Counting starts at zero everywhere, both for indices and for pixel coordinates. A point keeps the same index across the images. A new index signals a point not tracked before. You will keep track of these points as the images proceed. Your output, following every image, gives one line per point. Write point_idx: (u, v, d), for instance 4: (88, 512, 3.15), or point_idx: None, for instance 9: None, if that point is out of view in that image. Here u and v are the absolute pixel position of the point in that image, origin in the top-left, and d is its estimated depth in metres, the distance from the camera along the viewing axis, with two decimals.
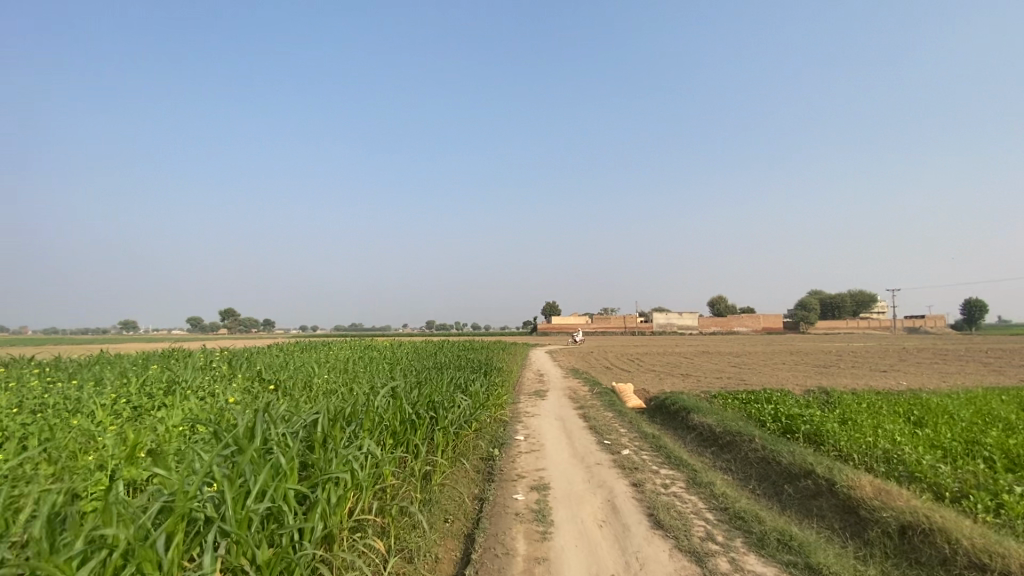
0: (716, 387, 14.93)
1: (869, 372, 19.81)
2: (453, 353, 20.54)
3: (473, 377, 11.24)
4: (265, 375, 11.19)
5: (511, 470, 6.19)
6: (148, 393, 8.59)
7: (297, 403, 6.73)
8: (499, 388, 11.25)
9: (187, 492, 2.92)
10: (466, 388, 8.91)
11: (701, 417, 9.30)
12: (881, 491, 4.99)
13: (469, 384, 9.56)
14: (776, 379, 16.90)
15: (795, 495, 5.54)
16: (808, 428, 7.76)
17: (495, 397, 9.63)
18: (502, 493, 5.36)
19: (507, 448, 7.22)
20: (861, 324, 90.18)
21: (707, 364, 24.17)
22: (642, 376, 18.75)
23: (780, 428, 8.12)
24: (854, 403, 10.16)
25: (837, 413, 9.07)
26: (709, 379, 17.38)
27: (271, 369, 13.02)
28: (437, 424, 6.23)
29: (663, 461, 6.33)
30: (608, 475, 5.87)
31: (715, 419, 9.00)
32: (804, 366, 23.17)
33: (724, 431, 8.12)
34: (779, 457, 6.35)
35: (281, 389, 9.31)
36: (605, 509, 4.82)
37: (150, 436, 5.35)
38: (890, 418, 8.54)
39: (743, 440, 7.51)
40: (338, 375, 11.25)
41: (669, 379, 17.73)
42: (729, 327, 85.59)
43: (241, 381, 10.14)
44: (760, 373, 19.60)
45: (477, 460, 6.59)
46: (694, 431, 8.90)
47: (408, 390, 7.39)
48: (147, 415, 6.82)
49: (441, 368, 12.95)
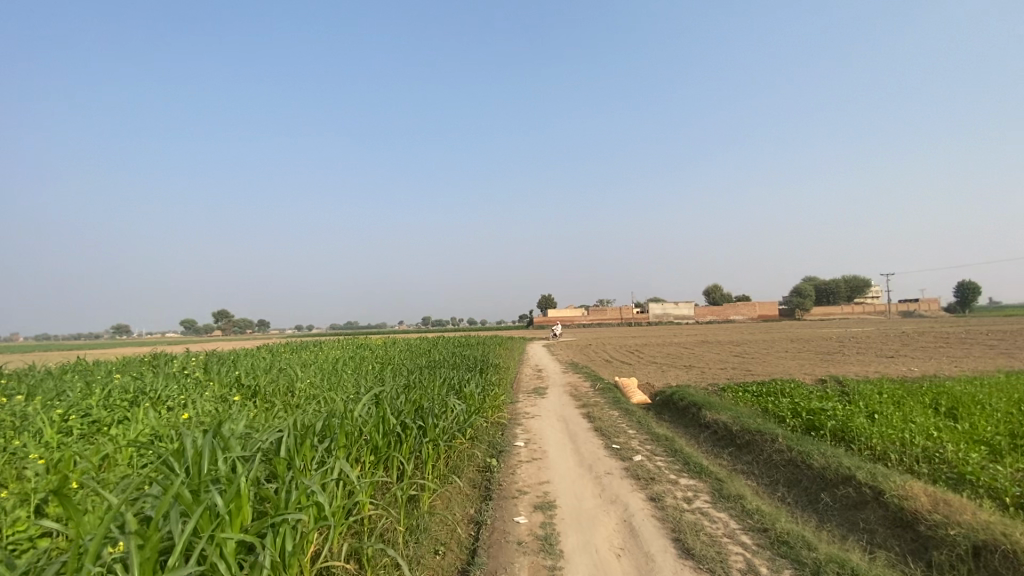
0: (723, 379, 14.30)
1: (877, 358, 19.27)
2: (448, 350, 19.84)
3: (468, 376, 10.51)
4: (245, 380, 10.45)
5: (510, 485, 5.50)
6: (109, 405, 7.79)
7: (270, 414, 6.01)
8: (496, 388, 10.52)
9: (84, 558, 2.24)
10: (460, 390, 8.18)
11: (714, 413, 8.63)
12: (940, 501, 4.31)
13: (463, 385, 8.83)
14: (784, 369, 16.29)
15: (833, 505, 4.89)
16: (835, 424, 7.09)
17: (492, 399, 8.92)
18: (501, 516, 4.64)
19: (506, 457, 6.51)
20: (857, 310, 90.22)
21: (709, 355, 23.51)
22: (644, 369, 18.09)
23: (804, 425, 7.42)
24: (877, 394, 9.46)
25: (861, 404, 8.42)
26: (714, 370, 16.70)
27: (254, 373, 12.25)
28: (426, 435, 5.52)
29: (681, 469, 5.65)
30: (621, 488, 5.19)
31: (729, 416, 8.34)
32: (809, 354, 22.63)
33: (742, 430, 7.46)
34: (811, 461, 5.69)
35: (259, 397, 8.54)
36: (623, 533, 4.13)
37: (91, 460, 4.61)
38: (919, 410, 7.88)
39: (765, 440, 6.85)
40: (324, 379, 10.49)
41: (673, 371, 17.10)
42: (726, 316, 85.15)
43: (217, 389, 9.37)
44: (766, 363, 18.92)
45: (473, 472, 5.90)
46: (708, 429, 8.23)
47: (395, 395, 6.66)
48: (101, 433, 6.07)
49: (434, 368, 12.21)
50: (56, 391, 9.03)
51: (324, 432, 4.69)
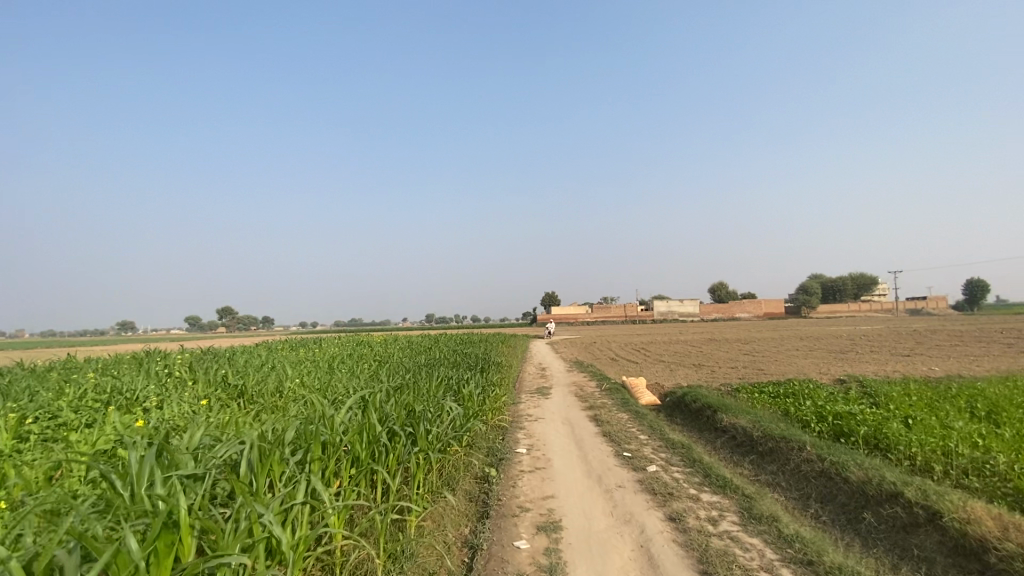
0: (735, 379, 13.65)
1: (893, 358, 18.59)
2: (449, 348, 19.21)
3: (467, 376, 9.92)
4: (232, 379, 9.92)
5: (511, 500, 4.90)
6: (78, 407, 7.21)
7: (244, 420, 5.46)
8: (497, 388, 9.92)
9: None
10: (458, 391, 7.58)
11: (732, 417, 8.02)
12: (1010, 526, 3.70)
13: (461, 386, 8.22)
14: (798, 368, 15.64)
15: (880, 528, 4.27)
16: (867, 430, 6.46)
17: (491, 401, 8.30)
18: (500, 539, 4.04)
19: (507, 465, 5.93)
20: (864, 308, 89.24)
21: (716, 353, 22.85)
22: (651, 367, 17.44)
23: (832, 431, 6.79)
24: (904, 396, 8.81)
25: (890, 408, 7.77)
26: (724, 370, 16.03)
27: (245, 372, 11.73)
28: (417, 442, 4.96)
29: (702, 483, 5.05)
30: (635, 504, 4.60)
31: (749, 420, 7.72)
32: (822, 352, 21.94)
33: (764, 437, 6.85)
34: (849, 475, 5.08)
35: (241, 400, 7.94)
36: (641, 562, 3.55)
37: (35, 473, 4.08)
38: (955, 415, 7.24)
39: (791, 448, 6.24)
40: (314, 378, 9.89)
41: (681, 370, 16.43)
42: (731, 314, 84.23)
43: (199, 390, 8.76)
44: (777, 362, 18.22)
45: (469, 484, 5.33)
46: (726, 435, 7.62)
47: (385, 398, 6.07)
48: (62, 439, 5.52)
49: (432, 367, 11.64)
50: (28, 391, 8.50)
51: (297, 442, 4.15)
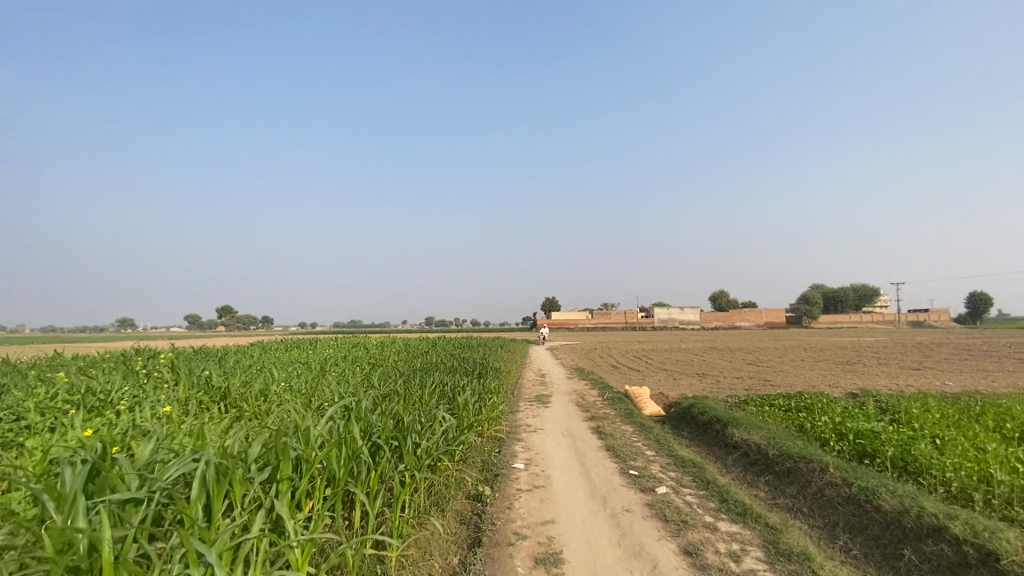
0: (742, 390, 13.14)
1: (902, 371, 18.11)
2: (446, 352, 18.67)
3: (464, 382, 9.42)
4: (216, 381, 9.41)
5: (507, 524, 4.42)
6: (44, 408, 6.71)
7: (216, 428, 5.00)
8: (494, 396, 9.43)
9: None
10: (452, 400, 7.09)
11: (744, 433, 7.53)
12: None
13: (456, 394, 7.74)
14: (806, 380, 15.15)
15: (924, 567, 3.79)
16: (893, 451, 5.97)
17: (488, 410, 7.82)
18: (494, 573, 3.55)
19: (502, 482, 5.44)
20: (866, 319, 88.74)
21: (719, 362, 22.34)
22: (654, 376, 16.92)
23: (855, 451, 6.30)
24: (925, 413, 8.32)
25: (914, 426, 7.27)
26: (730, 380, 15.49)
27: (233, 373, 11.26)
28: (404, 458, 4.50)
29: (719, 509, 4.57)
30: (645, 533, 4.12)
31: (763, 436, 7.23)
32: (828, 364, 21.43)
33: (781, 455, 6.38)
34: (882, 504, 4.59)
35: (221, 406, 7.44)
36: None
37: None
38: (986, 435, 6.74)
39: (812, 469, 5.74)
40: (302, 382, 9.37)
41: (686, 380, 15.91)
42: (732, 323, 83.66)
43: (178, 392, 8.26)
44: (783, 373, 17.70)
45: (461, 503, 4.84)
46: (738, 452, 7.12)
47: (373, 406, 5.59)
48: (18, 446, 5.06)
49: (427, 373, 11.14)
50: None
51: (265, 458, 3.70)
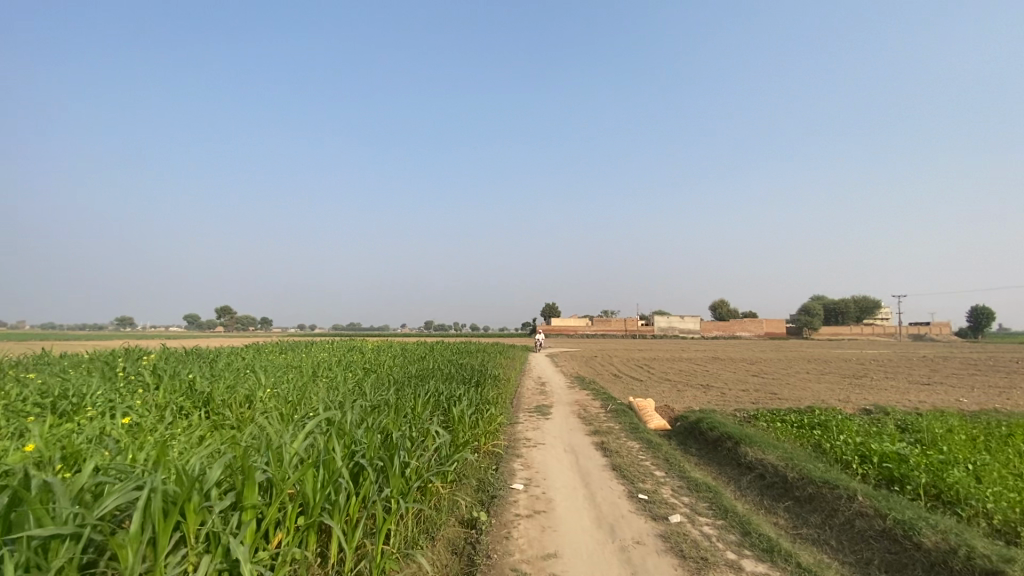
0: (748, 404, 12.67)
1: (911, 385, 17.66)
2: (443, 358, 18.16)
3: (460, 391, 8.95)
4: (198, 384, 8.90)
5: (504, 557, 3.93)
6: (6, 412, 6.22)
7: (184, 443, 4.53)
8: (492, 406, 8.96)
9: None
10: (448, 412, 6.62)
11: (758, 452, 7.06)
12: None
13: (452, 404, 7.25)
14: (814, 394, 14.68)
15: None
16: (924, 476, 5.51)
17: (486, 423, 7.34)
18: None
19: (499, 506, 4.95)
20: (867, 332, 88.31)
21: (722, 374, 21.81)
22: (657, 387, 16.41)
23: (883, 477, 5.83)
24: (949, 434, 7.83)
25: (939, 449, 6.81)
26: (736, 393, 14.98)
27: (221, 376, 10.81)
28: (389, 481, 4.04)
29: (741, 544, 4.10)
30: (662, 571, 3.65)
31: (779, 456, 6.75)
32: (834, 377, 20.96)
33: (801, 479, 5.90)
34: (924, 541, 4.13)
35: (200, 414, 6.96)
36: None
37: None
38: (1018, 460, 6.29)
39: (838, 497, 5.27)
40: (289, 389, 8.87)
41: (690, 391, 15.42)
42: (733, 333, 83.14)
43: (156, 397, 7.76)
44: (790, 386, 17.18)
45: (453, 530, 4.36)
46: (753, 473, 6.63)
47: (359, 420, 5.12)
48: None
49: (422, 380, 10.66)
50: None
51: (227, 483, 3.24)
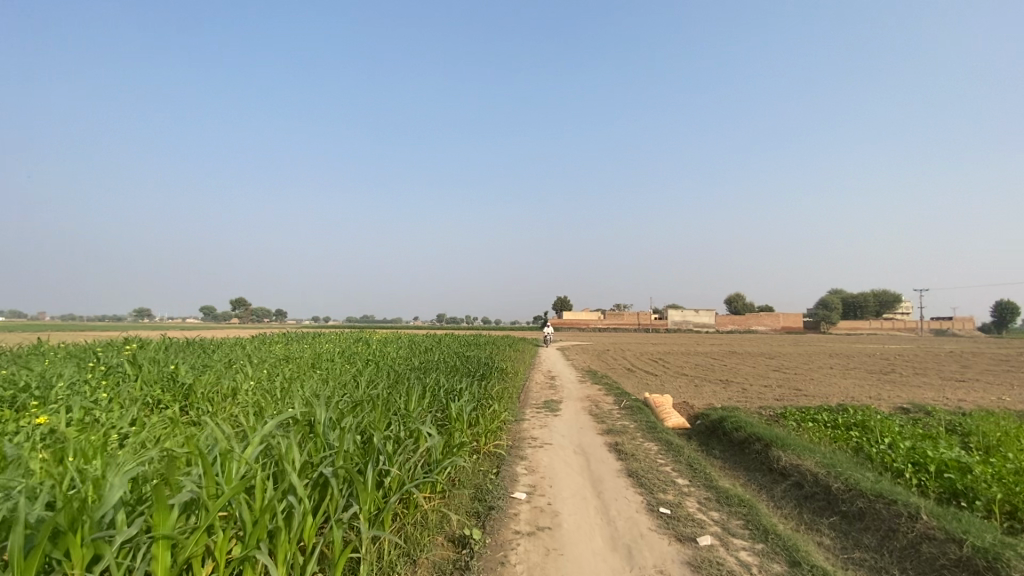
0: (773, 401, 11.82)
1: (944, 382, 16.64)
2: (450, 351, 17.43)
3: (461, 386, 8.23)
4: (179, 376, 8.25)
5: None
6: None
7: (126, 446, 3.88)
8: (495, 401, 8.23)
9: None
10: (445, 411, 5.93)
11: (794, 457, 6.26)
12: None
13: (450, 401, 6.53)
14: (843, 391, 13.76)
15: None
16: (996, 490, 4.70)
17: (488, 420, 6.62)
18: None
19: (495, 522, 4.21)
20: (887, 326, 86.18)
21: (741, 368, 20.85)
22: (673, 382, 15.56)
23: (945, 490, 5.02)
24: (1009, 438, 6.95)
25: (1002, 456, 5.98)
26: (758, 389, 14.09)
27: (207, 367, 10.19)
28: (358, 497, 3.34)
29: None
30: None
31: (820, 463, 5.94)
32: (860, 372, 19.95)
33: (848, 491, 5.11)
34: None
35: (169, 410, 6.29)
36: None
37: None
38: None
39: (896, 515, 4.48)
40: (275, 383, 8.19)
41: (708, 387, 14.57)
42: (748, 327, 81.53)
43: (127, 391, 7.11)
44: (814, 382, 16.22)
45: (439, 552, 3.64)
46: (788, 481, 5.84)
47: (334, 420, 4.41)
48: None
49: (422, 373, 9.97)
50: None
51: (142, 502, 2.56)
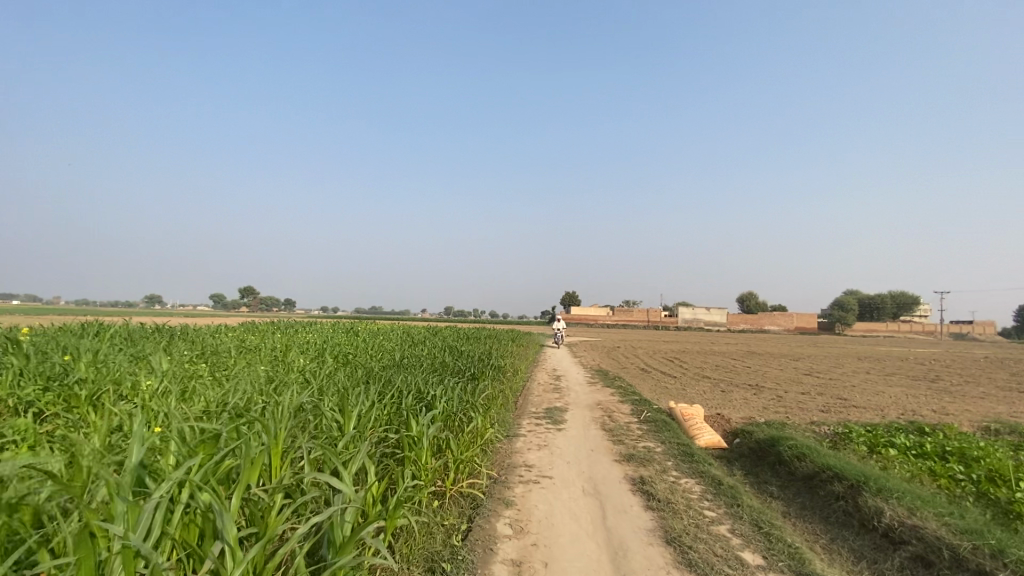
0: (822, 415, 9.79)
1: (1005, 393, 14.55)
2: (444, 345, 15.43)
3: (435, 390, 6.30)
4: (66, 373, 6.31)
5: None
6: None
7: None
8: (479, 412, 6.30)
9: None
10: (392, 439, 4.05)
11: (904, 512, 4.28)
12: None
13: (407, 419, 4.63)
14: (896, 403, 11.72)
15: None
16: None
17: (463, 446, 4.72)
18: None
19: None
20: (906, 329, 83.38)
21: (767, 372, 18.71)
22: (694, 386, 13.53)
23: None
24: None
25: None
26: (796, 398, 12.06)
27: (131, 358, 8.29)
28: None
29: None
30: None
31: (952, 527, 3.97)
32: (902, 379, 17.79)
33: None
34: None
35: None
36: None
37: None
38: None
39: None
40: (188, 382, 6.23)
41: (738, 393, 12.52)
42: (761, 327, 79.11)
43: None
44: (858, 390, 14.14)
45: None
46: (904, 554, 3.89)
47: (165, 467, 2.53)
48: None
49: (394, 373, 8.03)
50: None
51: None
